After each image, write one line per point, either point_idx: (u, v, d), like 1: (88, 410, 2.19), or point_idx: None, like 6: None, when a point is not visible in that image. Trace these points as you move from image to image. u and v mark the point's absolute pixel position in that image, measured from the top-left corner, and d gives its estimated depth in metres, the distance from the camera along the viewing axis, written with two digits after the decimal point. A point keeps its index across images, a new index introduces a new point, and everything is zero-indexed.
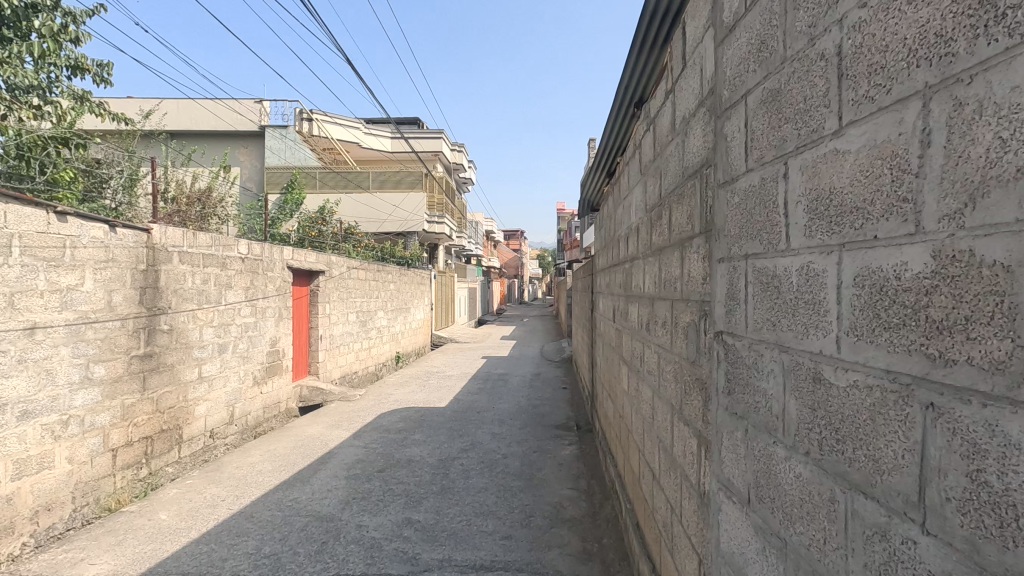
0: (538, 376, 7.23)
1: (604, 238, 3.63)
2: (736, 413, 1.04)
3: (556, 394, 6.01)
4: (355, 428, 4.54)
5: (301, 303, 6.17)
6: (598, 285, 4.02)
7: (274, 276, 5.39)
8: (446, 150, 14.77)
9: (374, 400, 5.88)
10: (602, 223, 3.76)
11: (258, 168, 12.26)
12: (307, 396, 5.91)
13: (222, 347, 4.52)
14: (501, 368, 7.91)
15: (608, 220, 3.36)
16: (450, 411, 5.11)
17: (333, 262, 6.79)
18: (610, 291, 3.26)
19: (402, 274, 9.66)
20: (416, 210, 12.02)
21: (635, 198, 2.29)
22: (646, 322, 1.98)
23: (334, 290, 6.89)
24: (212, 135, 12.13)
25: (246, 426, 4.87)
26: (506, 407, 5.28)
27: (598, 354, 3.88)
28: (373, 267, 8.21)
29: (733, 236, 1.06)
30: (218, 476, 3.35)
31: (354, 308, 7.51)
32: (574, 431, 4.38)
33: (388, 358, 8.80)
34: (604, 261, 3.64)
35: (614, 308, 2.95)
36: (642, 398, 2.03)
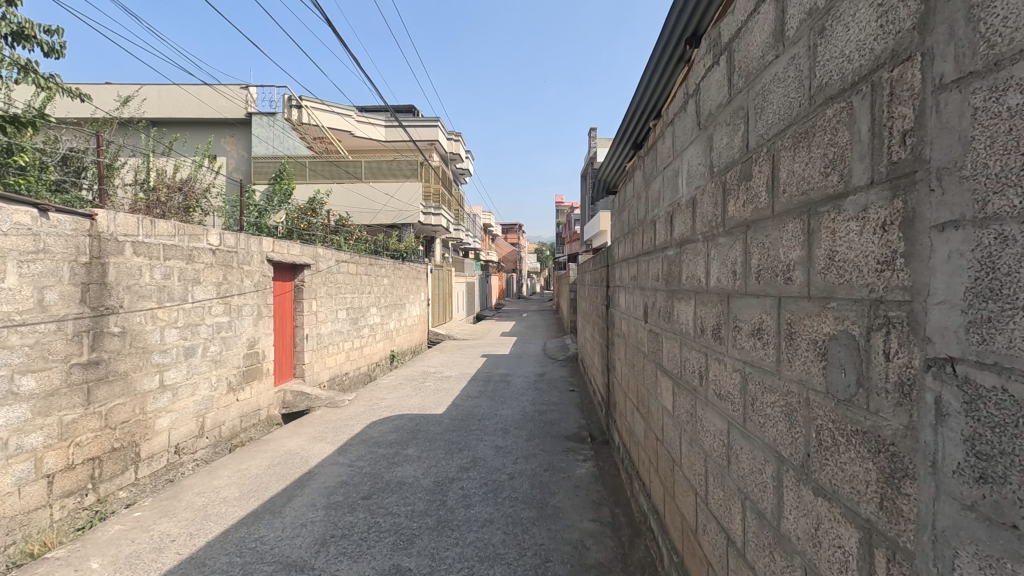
0: (542, 377, 6.71)
1: (626, 223, 3.09)
2: (1012, 530, 0.52)
3: (564, 397, 5.49)
4: (341, 441, 4.04)
5: (283, 300, 5.64)
6: (617, 279, 3.49)
7: (252, 269, 4.87)
8: (443, 139, 14.21)
9: (365, 405, 5.36)
10: (623, 207, 3.23)
11: (245, 157, 11.63)
12: (291, 402, 5.39)
13: (188, 350, 3.98)
14: (503, 368, 7.40)
15: (633, 201, 2.83)
16: (447, 420, 4.59)
17: (319, 255, 6.26)
18: (635, 285, 2.74)
19: (397, 269, 9.12)
20: (412, 201, 11.45)
21: (687, 162, 1.74)
22: (712, 325, 1.46)
23: (322, 285, 6.36)
24: (196, 122, 11.53)
25: (219, 438, 4.35)
26: (510, 414, 4.77)
27: (618, 359, 3.36)
28: (364, 260, 7.68)
29: (1011, 170, 0.52)
30: (173, 507, 2.83)
31: (344, 305, 6.98)
32: (588, 444, 3.88)
33: (381, 358, 8.28)
34: (625, 250, 3.12)
35: (645, 304, 2.44)
36: (705, 428, 1.52)
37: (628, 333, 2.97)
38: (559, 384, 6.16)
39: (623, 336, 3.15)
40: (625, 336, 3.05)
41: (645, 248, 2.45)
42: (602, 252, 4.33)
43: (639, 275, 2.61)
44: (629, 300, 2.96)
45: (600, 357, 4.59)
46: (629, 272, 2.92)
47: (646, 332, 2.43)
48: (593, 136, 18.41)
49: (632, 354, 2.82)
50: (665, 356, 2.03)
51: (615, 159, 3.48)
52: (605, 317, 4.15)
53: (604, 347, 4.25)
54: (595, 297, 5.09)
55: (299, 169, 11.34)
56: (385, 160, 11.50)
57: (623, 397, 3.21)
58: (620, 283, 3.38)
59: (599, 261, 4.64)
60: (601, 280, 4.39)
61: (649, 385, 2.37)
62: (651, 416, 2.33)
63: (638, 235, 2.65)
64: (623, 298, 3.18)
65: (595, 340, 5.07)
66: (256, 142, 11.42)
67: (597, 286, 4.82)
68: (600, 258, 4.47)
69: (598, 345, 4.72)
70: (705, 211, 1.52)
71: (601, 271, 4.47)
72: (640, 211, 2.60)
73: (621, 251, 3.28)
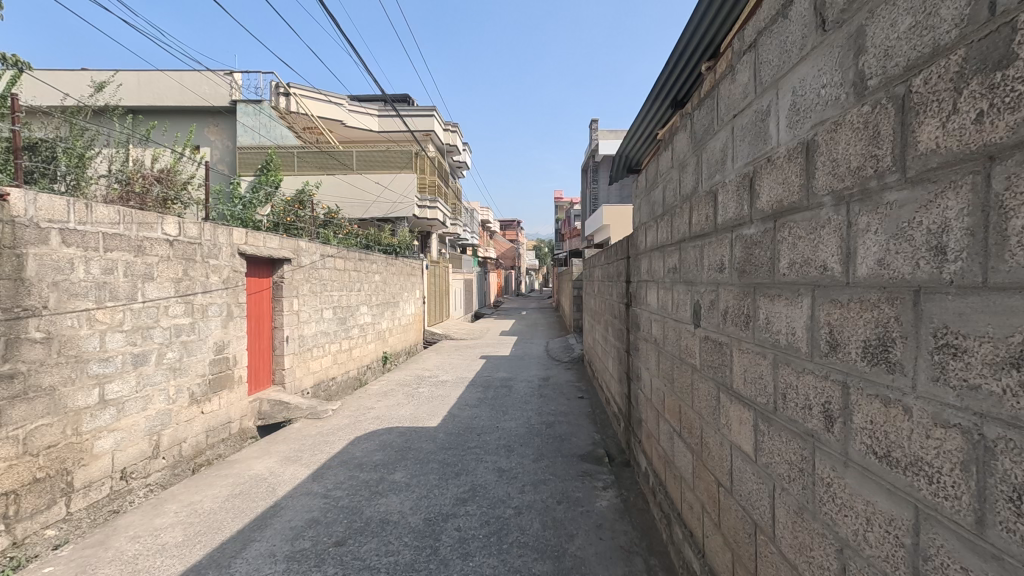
0: (547, 381, 6.15)
1: (659, 204, 2.51)
2: None
3: (573, 406, 4.93)
4: (318, 463, 3.47)
5: (260, 298, 5.07)
6: (641, 272, 2.92)
7: (220, 264, 4.29)
8: (438, 130, 13.62)
9: (351, 415, 4.79)
10: (652, 184, 2.65)
11: (230, 148, 11.02)
12: (268, 412, 4.82)
13: (137, 357, 3.40)
14: (503, 371, 6.84)
15: (671, 174, 2.25)
16: (442, 435, 4.03)
17: (301, 249, 5.69)
18: (675, 278, 2.17)
19: (390, 265, 8.54)
20: (407, 193, 10.84)
21: (793, 91, 1.15)
22: (864, 341, 0.89)
23: (304, 282, 5.79)
24: (178, 110, 10.88)
25: (180, 457, 3.78)
26: (513, 427, 4.20)
27: (646, 370, 2.80)
28: (353, 255, 7.10)
29: None
30: (96, 559, 2.26)
31: (330, 303, 6.41)
32: (606, 466, 3.33)
33: (372, 361, 7.73)
34: (656, 235, 2.54)
35: (695, 303, 1.88)
36: (844, 502, 0.95)
37: (663, 338, 2.41)
38: (566, 390, 5.60)
39: (654, 341, 2.58)
40: (659, 341, 2.48)
41: (695, 229, 1.87)
42: (620, 245, 3.77)
43: (683, 263, 2.05)
44: (664, 298, 2.38)
45: (616, 362, 4.03)
46: (665, 263, 2.35)
47: (697, 340, 1.87)
48: (593, 128, 17.84)
49: (671, 366, 2.25)
50: (738, 375, 1.47)
51: (642, 131, 2.90)
52: (624, 316, 3.59)
53: (622, 351, 3.69)
54: (608, 293, 4.53)
55: (287, 160, 10.76)
56: (378, 150, 10.90)
57: (653, 415, 2.65)
58: (645, 277, 2.81)
59: (615, 252, 4.07)
60: (619, 275, 3.82)
61: (702, 409, 1.81)
62: (707, 450, 1.77)
63: (681, 214, 2.08)
64: (653, 296, 2.61)
65: (608, 341, 4.51)
66: (242, 132, 10.79)
67: (612, 282, 4.26)
68: (618, 251, 3.91)
69: (613, 348, 4.17)
70: (846, 151, 0.94)
71: (618, 265, 3.91)
72: (685, 182, 2.03)
73: (649, 238, 2.71)
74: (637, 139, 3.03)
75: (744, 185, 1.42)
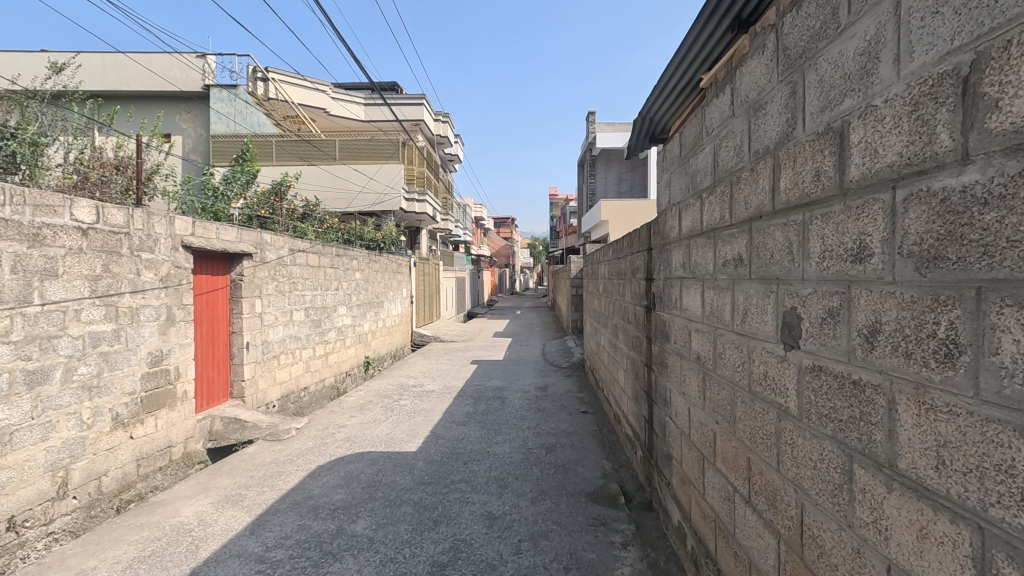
0: (545, 391, 5.48)
1: (706, 173, 1.84)
2: None
3: (576, 424, 4.27)
4: (264, 506, 2.79)
5: (213, 298, 4.37)
6: (672, 267, 2.26)
7: (156, 259, 3.59)
8: (428, 120, 12.90)
9: (316, 434, 4.11)
10: (693, 150, 1.99)
11: (203, 136, 10.30)
12: (220, 433, 4.13)
13: (32, 376, 2.70)
14: (496, 379, 6.17)
15: (732, 127, 1.59)
16: (422, 465, 3.36)
17: (265, 243, 4.99)
18: (739, 275, 1.51)
19: (373, 262, 7.85)
20: (393, 183, 10.13)
21: None
22: None
23: (269, 279, 5.09)
24: (147, 96, 10.11)
25: (99, 494, 3.08)
26: (507, 454, 3.53)
27: (681, 394, 2.15)
28: (329, 251, 6.40)
29: None
30: None
31: (302, 304, 5.71)
32: (623, 509, 2.66)
33: (352, 367, 7.04)
34: (700, 217, 1.89)
35: (786, 311, 1.22)
36: None
37: (714, 356, 1.75)
38: (566, 404, 4.94)
39: (697, 360, 1.93)
40: (706, 358, 1.82)
41: (788, 198, 1.22)
42: (638, 235, 3.11)
43: (759, 252, 1.39)
44: (716, 302, 1.72)
45: (630, 375, 3.38)
46: (719, 253, 1.69)
47: (790, 368, 1.21)
48: (592, 120, 17.18)
49: (729, 398, 1.60)
50: (914, 448, 0.81)
51: (672, 87, 2.23)
52: (643, 321, 2.93)
53: (640, 364, 3.04)
54: (618, 293, 3.88)
55: (264, 149, 10.03)
56: (362, 139, 10.23)
57: (693, 457, 1.99)
58: (679, 274, 2.16)
59: (629, 245, 3.41)
60: (635, 271, 3.17)
61: (803, 479, 1.15)
62: (813, 546, 1.11)
63: (754, 179, 1.42)
64: (694, 299, 1.95)
65: (618, 349, 3.87)
66: (216, 119, 10.05)
67: (624, 280, 3.61)
68: (633, 246, 3.26)
69: (626, 359, 3.52)
70: None
71: (633, 258, 3.25)
72: (761, 132, 1.37)
73: (687, 221, 2.06)
74: (664, 102, 2.36)
75: (936, 95, 0.76)
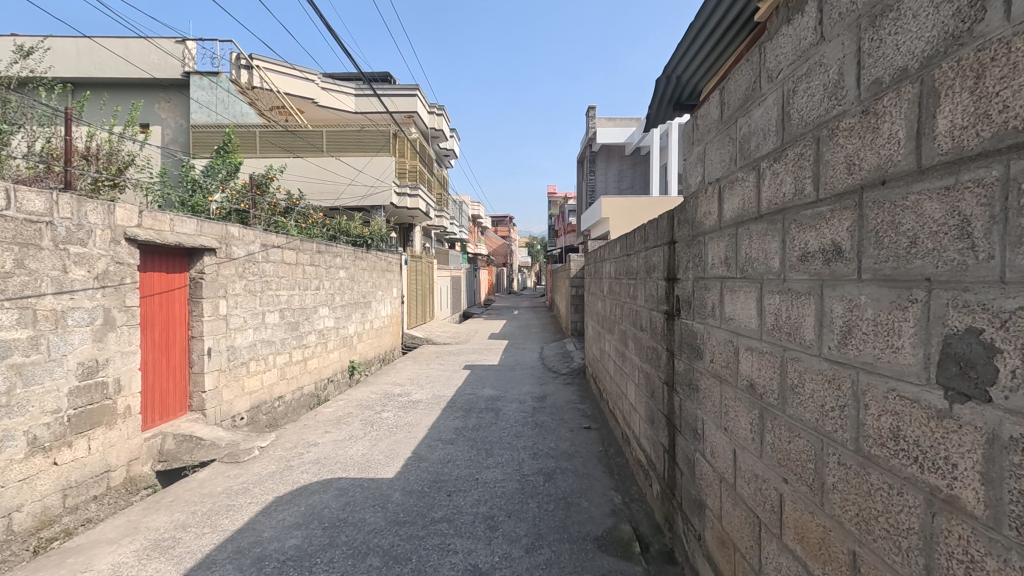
0: (543, 403, 4.98)
1: (767, 135, 1.34)
2: None
3: (578, 443, 3.77)
4: (200, 553, 2.29)
5: (166, 299, 3.88)
6: (710, 264, 1.76)
7: (90, 253, 3.08)
8: (422, 112, 12.38)
9: (282, 454, 3.61)
10: (744, 107, 1.49)
11: (183, 126, 9.78)
12: (172, 453, 3.62)
13: None
14: (489, 387, 5.67)
15: (819, 59, 1.09)
16: (399, 499, 2.85)
17: (231, 237, 4.47)
18: (837, 275, 1.01)
19: (359, 260, 7.35)
20: (383, 176, 9.60)
21: None
22: None
23: (238, 278, 4.58)
24: (124, 85, 9.60)
25: (7, 535, 2.57)
26: (498, 483, 3.03)
27: (722, 430, 1.66)
28: (309, 247, 5.89)
29: None
30: None
31: (276, 305, 5.21)
32: (638, 562, 2.17)
33: (334, 372, 6.54)
34: (757, 196, 1.39)
35: (954, 335, 0.73)
36: None
37: (781, 386, 1.25)
38: (567, 418, 4.44)
39: (750, 388, 1.43)
40: (767, 389, 1.33)
41: (962, 146, 0.72)
42: (655, 225, 2.62)
43: (881, 238, 0.89)
44: (787, 313, 1.22)
45: (643, 392, 2.89)
46: (793, 242, 1.19)
47: (963, 433, 0.71)
48: (592, 115, 16.71)
49: (812, 452, 1.10)
50: None
51: (702, 40, 1.72)
52: (663, 330, 2.43)
53: (658, 380, 2.54)
54: (628, 294, 3.39)
55: (247, 140, 9.52)
56: (350, 130, 9.73)
57: (740, 518, 1.50)
58: (721, 273, 1.66)
59: (643, 238, 2.91)
60: (652, 271, 2.67)
61: None
62: None
63: (870, 125, 0.92)
64: (747, 307, 1.45)
65: (628, 360, 3.37)
66: (196, 108, 9.53)
67: (635, 279, 3.11)
68: (648, 239, 2.76)
69: (638, 373, 3.03)
70: None
71: (648, 254, 2.75)
72: (887, 48, 0.88)
73: (735, 203, 1.55)
74: (692, 60, 1.87)
75: None
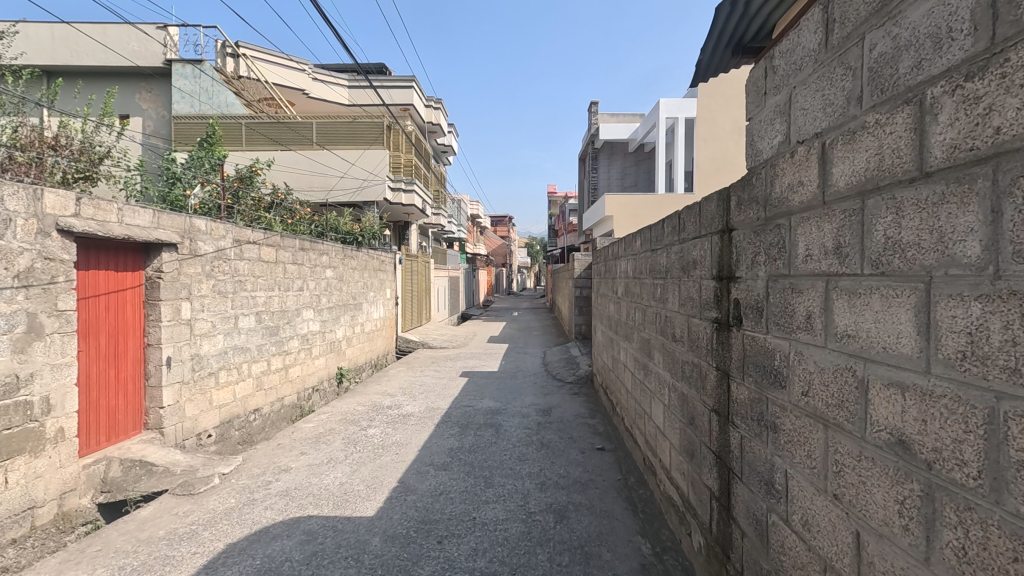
0: (549, 418, 4.45)
1: (945, 41, 0.82)
2: None
3: (593, 470, 3.25)
4: None
5: (113, 302, 3.35)
6: (803, 256, 1.25)
7: (8, 247, 2.56)
8: (418, 105, 11.86)
9: (246, 483, 3.08)
10: (880, 15, 0.98)
11: (166, 118, 9.25)
12: (118, 482, 3.09)
13: None
14: (488, 399, 5.15)
15: None
16: (378, 547, 2.32)
17: (196, 231, 3.95)
18: None
19: (348, 259, 6.84)
20: (377, 170, 9.08)
21: None
22: None
23: (205, 278, 4.05)
24: (102, 73, 9.07)
25: None
26: (499, 527, 2.51)
27: (828, 496, 1.14)
28: (291, 244, 5.38)
29: None
30: None
31: (252, 308, 4.69)
32: None
33: (320, 381, 6.02)
34: (916, 143, 0.88)
35: None
36: None
37: (989, 462, 0.74)
38: (576, 437, 3.93)
39: (899, 447, 0.92)
40: (946, 457, 0.81)
41: None
42: (697, 211, 2.10)
43: None
44: (1012, 335, 0.70)
45: (677, 416, 2.37)
46: None
47: None
48: (593, 111, 16.23)
49: None
50: None
51: None
52: (710, 343, 1.92)
53: (701, 406, 2.02)
54: (653, 297, 2.86)
55: (231, 132, 8.96)
56: (341, 121, 9.18)
57: None
58: (829, 269, 1.14)
59: (676, 228, 2.40)
60: (692, 268, 2.15)
61: None
62: None
63: None
64: (891, 320, 0.94)
65: (654, 375, 2.85)
66: (178, 98, 8.99)
67: (664, 279, 2.59)
68: (685, 228, 2.25)
69: (669, 393, 2.51)
70: None
71: (685, 248, 2.24)
72: None
73: (861, 163, 1.03)
74: None
75: None
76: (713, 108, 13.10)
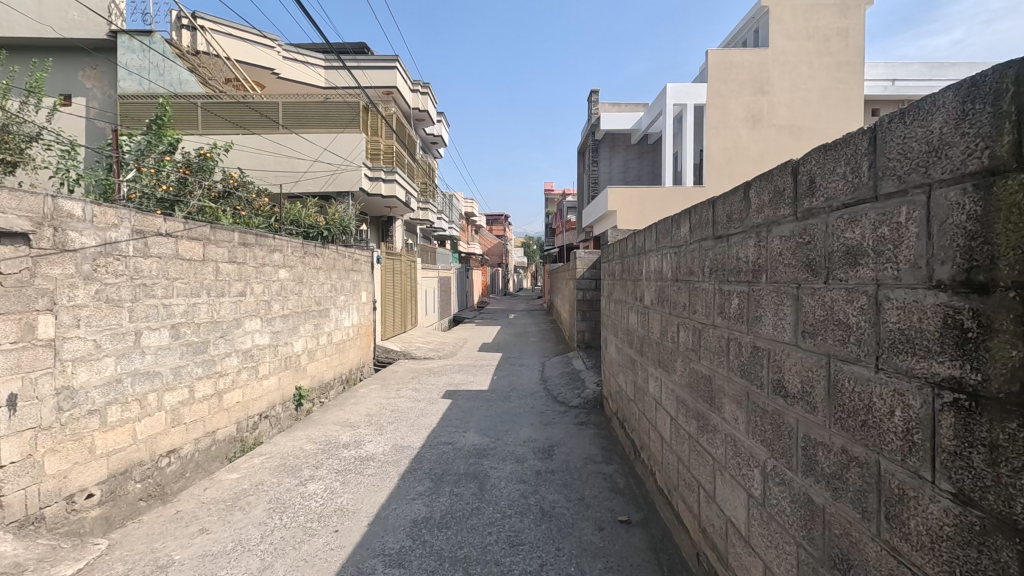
0: (551, 465, 3.39)
1: None
2: None
3: (620, 568, 2.19)
4: None
5: None
6: None
7: None
8: (402, 89, 10.78)
9: None
10: None
11: (112, 97, 8.15)
12: None
13: None
14: (473, 433, 4.09)
15: None
16: None
17: (65, 218, 2.87)
18: None
19: (310, 258, 5.77)
20: (351, 156, 8.01)
21: None
22: None
23: (82, 281, 2.97)
24: (38, 48, 7.96)
25: None
26: None
27: None
28: (228, 237, 4.32)
29: None
30: None
31: (164, 319, 3.60)
32: None
33: (270, 406, 4.94)
34: None
35: None
36: None
37: None
38: (589, 499, 2.87)
39: None
40: None
41: None
42: (859, 147, 1.04)
43: None
44: None
45: (788, 532, 1.32)
46: None
47: None
48: (593, 99, 15.22)
49: None
50: None
51: None
52: (925, 433, 0.87)
53: (881, 554, 0.98)
54: (720, 312, 1.81)
55: (186, 113, 7.86)
56: (311, 101, 8.07)
57: None
58: None
59: (786, 193, 1.34)
60: (842, 267, 1.09)
61: None
62: None
63: None
64: None
65: (721, 435, 1.81)
66: (124, 75, 7.89)
67: (751, 283, 1.54)
68: (817, 189, 1.19)
69: (764, 481, 1.46)
70: None
71: (820, 225, 1.18)
72: None
73: None
74: None
75: None
76: (723, 94, 12.10)
